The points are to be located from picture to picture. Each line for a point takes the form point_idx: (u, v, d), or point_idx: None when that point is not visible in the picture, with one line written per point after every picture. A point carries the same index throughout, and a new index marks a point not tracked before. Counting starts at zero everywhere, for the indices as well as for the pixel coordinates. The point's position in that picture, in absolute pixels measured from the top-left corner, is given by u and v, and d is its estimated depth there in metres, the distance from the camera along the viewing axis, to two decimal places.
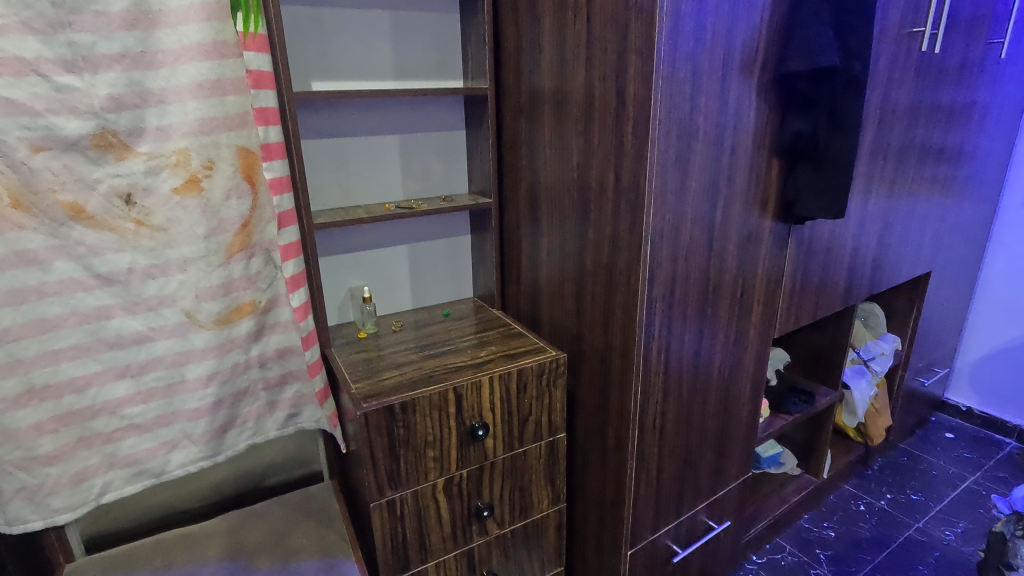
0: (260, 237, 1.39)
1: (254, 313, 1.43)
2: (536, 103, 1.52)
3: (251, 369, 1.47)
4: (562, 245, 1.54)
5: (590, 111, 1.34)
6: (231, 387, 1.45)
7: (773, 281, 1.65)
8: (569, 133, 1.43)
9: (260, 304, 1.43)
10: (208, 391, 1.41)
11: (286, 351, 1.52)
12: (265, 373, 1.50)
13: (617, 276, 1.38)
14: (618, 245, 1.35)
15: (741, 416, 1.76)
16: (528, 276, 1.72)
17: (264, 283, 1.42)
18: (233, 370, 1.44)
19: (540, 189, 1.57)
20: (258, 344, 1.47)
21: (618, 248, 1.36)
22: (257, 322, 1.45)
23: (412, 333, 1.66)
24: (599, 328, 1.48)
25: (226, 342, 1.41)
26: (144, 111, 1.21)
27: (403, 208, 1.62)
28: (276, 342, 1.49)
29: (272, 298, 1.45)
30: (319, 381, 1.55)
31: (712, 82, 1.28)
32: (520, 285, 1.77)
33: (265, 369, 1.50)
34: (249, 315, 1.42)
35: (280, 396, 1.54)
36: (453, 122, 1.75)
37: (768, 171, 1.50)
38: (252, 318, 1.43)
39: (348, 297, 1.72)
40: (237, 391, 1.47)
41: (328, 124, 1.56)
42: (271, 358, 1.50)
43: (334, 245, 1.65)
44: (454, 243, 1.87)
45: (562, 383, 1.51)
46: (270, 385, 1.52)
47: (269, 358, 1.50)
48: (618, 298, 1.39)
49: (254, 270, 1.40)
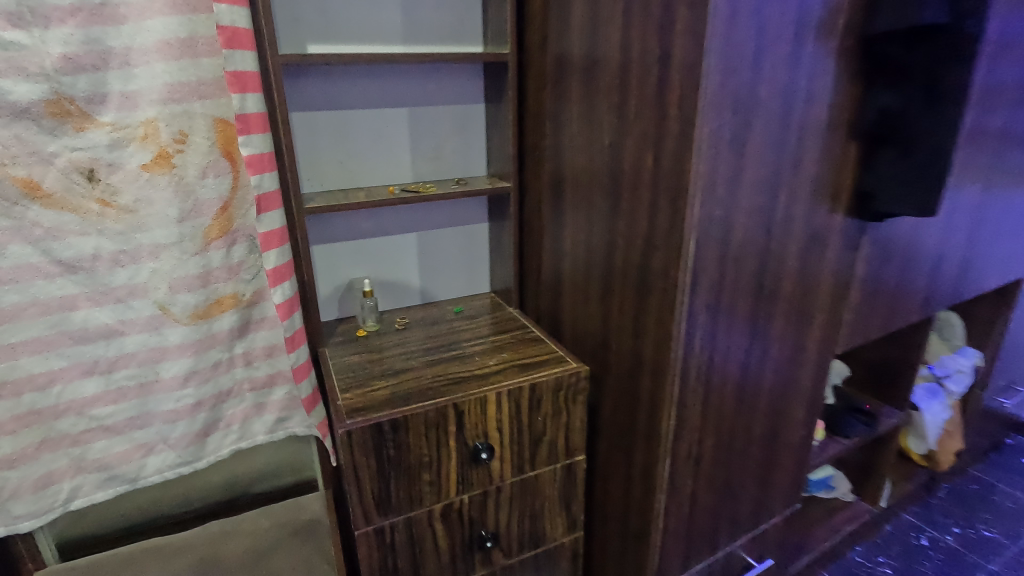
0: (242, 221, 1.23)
1: (237, 307, 1.28)
2: (563, 72, 1.29)
3: (235, 367, 1.33)
4: (588, 240, 1.32)
5: (626, 79, 1.11)
6: (212, 387, 1.31)
7: (839, 288, 1.39)
8: (600, 106, 1.20)
9: (244, 297, 1.28)
10: (186, 392, 1.27)
11: (275, 349, 1.36)
12: (251, 373, 1.35)
13: (651, 279, 1.16)
14: (654, 242, 1.13)
15: (791, 442, 1.52)
16: (549, 273, 1.51)
17: (247, 274, 1.27)
18: (214, 369, 1.30)
19: (565, 173, 1.35)
20: (242, 342, 1.32)
21: (654, 246, 1.13)
22: (241, 316, 1.29)
23: (416, 333, 1.48)
24: (628, 338, 1.26)
25: (206, 338, 1.26)
26: (105, 74, 1.05)
27: (408, 191, 1.43)
28: (263, 339, 1.34)
29: (256, 292, 1.29)
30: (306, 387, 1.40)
31: (781, 43, 1.03)
32: (541, 282, 1.57)
33: (251, 368, 1.35)
34: (231, 309, 1.27)
35: (268, 398, 1.39)
36: (469, 95, 1.54)
37: (843, 156, 1.23)
38: (235, 313, 1.28)
39: (349, 290, 1.55)
40: (219, 392, 1.32)
41: (326, 94, 1.38)
42: (258, 357, 1.35)
43: (332, 232, 1.49)
44: (469, 232, 1.67)
45: (583, 400, 1.31)
46: (257, 385, 1.37)
47: (256, 355, 1.34)
48: (652, 305, 1.17)
49: (236, 258, 1.25)
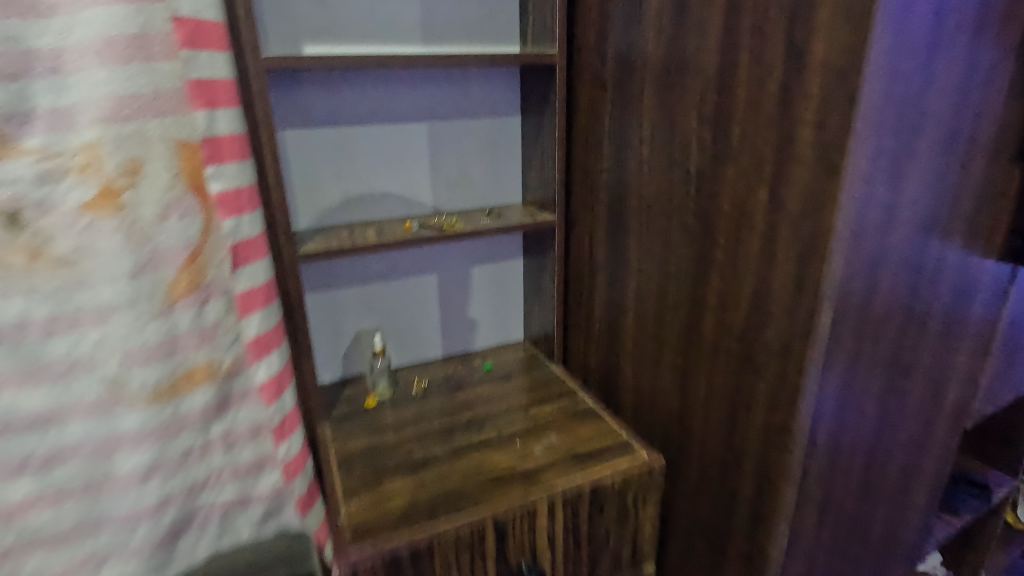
0: (217, 274, 0.89)
1: (212, 380, 0.92)
2: (631, 78, 1.00)
3: (213, 454, 0.95)
4: (662, 291, 1.03)
5: (728, 86, 0.81)
6: (180, 484, 0.93)
7: (980, 350, 1.09)
8: (687, 122, 0.90)
9: (221, 368, 0.92)
10: (149, 491, 0.89)
11: (262, 428, 0.99)
12: (233, 459, 0.97)
13: (756, 355, 0.86)
14: (766, 307, 0.83)
15: (907, 538, 1.21)
16: (600, 325, 1.22)
17: (225, 339, 0.92)
18: (185, 460, 0.92)
19: (630, 205, 1.06)
20: (221, 422, 0.95)
21: (766, 311, 0.83)
22: (219, 392, 0.94)
23: (438, 401, 1.19)
24: (719, 424, 0.96)
25: (167, 425, 0.89)
26: (29, 85, 0.75)
27: (429, 228, 1.14)
28: (248, 417, 0.98)
29: (236, 361, 0.95)
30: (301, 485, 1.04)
31: (959, 34, 0.73)
32: (590, 334, 1.27)
33: (232, 453, 0.97)
34: (204, 383, 0.92)
35: (255, 489, 1.01)
36: (502, 107, 1.25)
37: (1002, 185, 0.93)
38: (210, 388, 0.92)
39: (354, 344, 1.27)
40: (193, 486, 0.94)
41: (328, 106, 1.10)
42: (241, 439, 0.97)
43: (334, 277, 1.21)
44: (500, 272, 1.38)
45: (655, 500, 1.02)
46: (241, 471, 0.98)
47: (239, 437, 0.97)
48: (758, 389, 0.87)
49: (211, 319, 0.91)
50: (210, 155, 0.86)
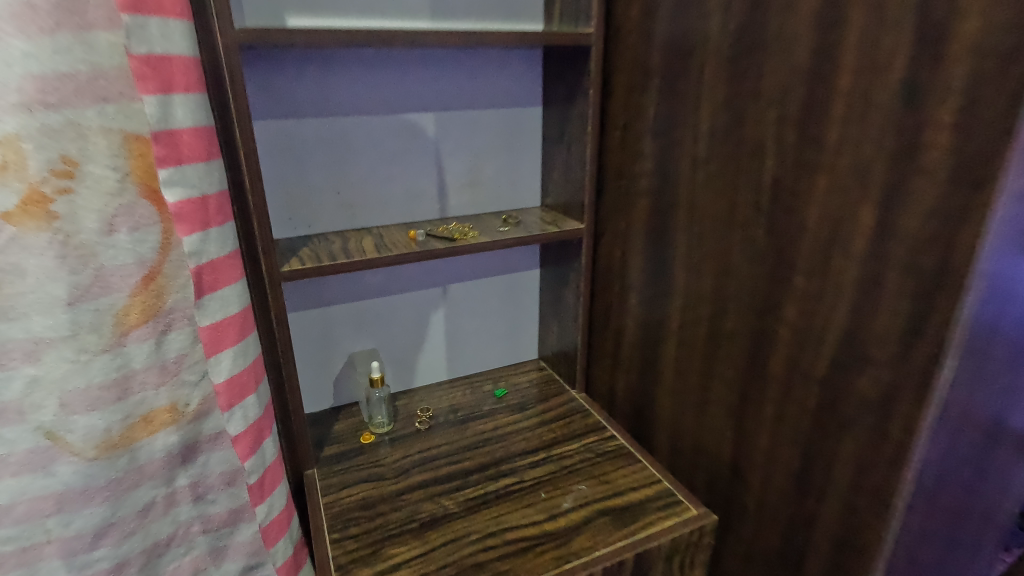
0: (179, 299, 0.69)
1: (177, 427, 0.71)
2: (686, 64, 0.83)
3: (179, 507, 0.75)
4: (716, 318, 0.87)
5: (824, 76, 0.65)
6: (138, 542, 0.72)
7: None
8: (762, 120, 0.73)
9: (186, 412, 0.72)
10: (98, 557, 0.68)
11: (237, 476, 0.78)
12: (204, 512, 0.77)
13: (844, 406, 0.70)
14: (863, 350, 0.67)
15: None
16: (630, 350, 1.06)
17: (191, 375, 0.71)
18: (143, 515, 0.71)
19: (678, 215, 0.89)
20: (190, 470, 0.74)
21: (865, 355, 0.66)
22: (186, 437, 0.73)
23: (445, 437, 1.03)
24: (783, 480, 0.81)
25: (120, 478, 0.68)
26: None
27: (437, 238, 0.97)
28: (219, 464, 0.77)
29: (204, 404, 0.73)
30: (282, 549, 0.84)
31: None
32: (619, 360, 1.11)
33: (202, 505, 0.77)
34: (167, 430, 0.71)
35: (232, 542, 0.80)
36: (520, 97, 1.08)
37: None
38: (175, 436, 0.71)
39: (347, 368, 1.11)
40: (155, 543, 0.73)
41: (317, 93, 0.92)
42: (215, 489, 0.77)
43: (324, 292, 1.03)
44: (513, 284, 1.21)
45: (700, 563, 0.86)
46: (212, 526, 0.78)
47: (210, 485, 0.77)
48: (845, 446, 0.71)
49: (174, 352, 0.70)
50: (165, 153, 0.63)
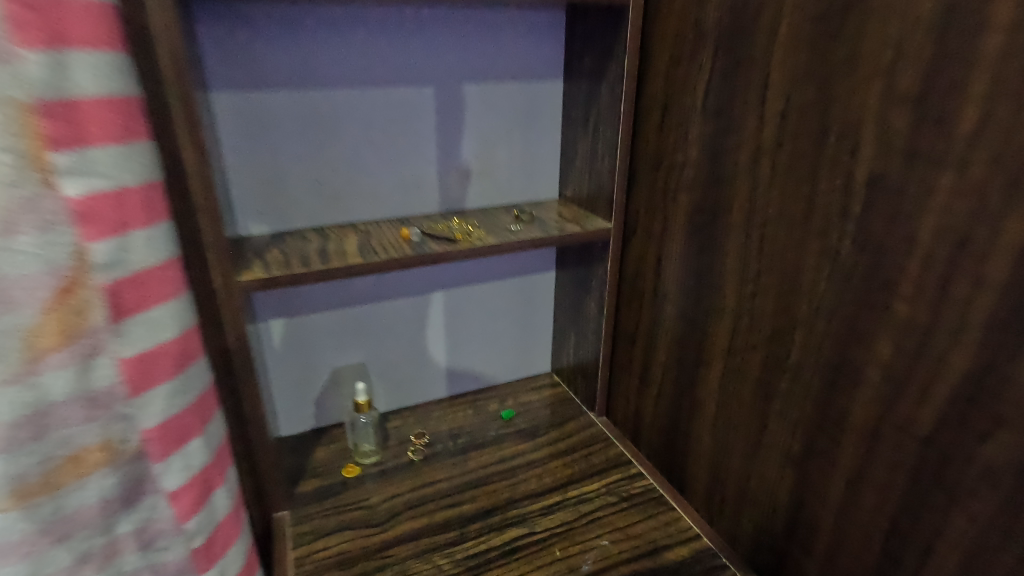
0: (101, 323, 0.50)
1: (111, 472, 0.53)
2: (754, 25, 0.65)
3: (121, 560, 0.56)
4: (778, 349, 0.70)
5: (965, 36, 0.47)
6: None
7: None
8: (862, 96, 0.55)
9: (122, 454, 0.54)
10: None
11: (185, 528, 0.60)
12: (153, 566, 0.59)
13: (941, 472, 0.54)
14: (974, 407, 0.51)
15: None
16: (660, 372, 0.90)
17: (125, 411, 0.53)
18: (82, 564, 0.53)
19: (733, 217, 0.72)
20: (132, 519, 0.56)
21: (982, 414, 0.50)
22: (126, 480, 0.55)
23: (441, 473, 0.88)
24: (858, 558, 0.64)
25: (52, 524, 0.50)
26: None
27: (436, 238, 0.80)
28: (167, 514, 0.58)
29: (141, 448, 0.55)
30: None
31: None
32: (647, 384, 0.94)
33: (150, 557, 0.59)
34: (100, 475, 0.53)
35: None
36: (538, 68, 0.90)
37: None
38: (109, 482, 0.53)
39: (330, 385, 0.95)
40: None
41: (294, 61, 0.76)
42: (166, 539, 0.59)
43: (302, 299, 0.88)
44: (525, 288, 1.05)
45: None
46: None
47: (162, 530, 0.59)
48: (941, 522, 0.55)
49: (102, 383, 0.52)
50: (61, 131, 0.46)
